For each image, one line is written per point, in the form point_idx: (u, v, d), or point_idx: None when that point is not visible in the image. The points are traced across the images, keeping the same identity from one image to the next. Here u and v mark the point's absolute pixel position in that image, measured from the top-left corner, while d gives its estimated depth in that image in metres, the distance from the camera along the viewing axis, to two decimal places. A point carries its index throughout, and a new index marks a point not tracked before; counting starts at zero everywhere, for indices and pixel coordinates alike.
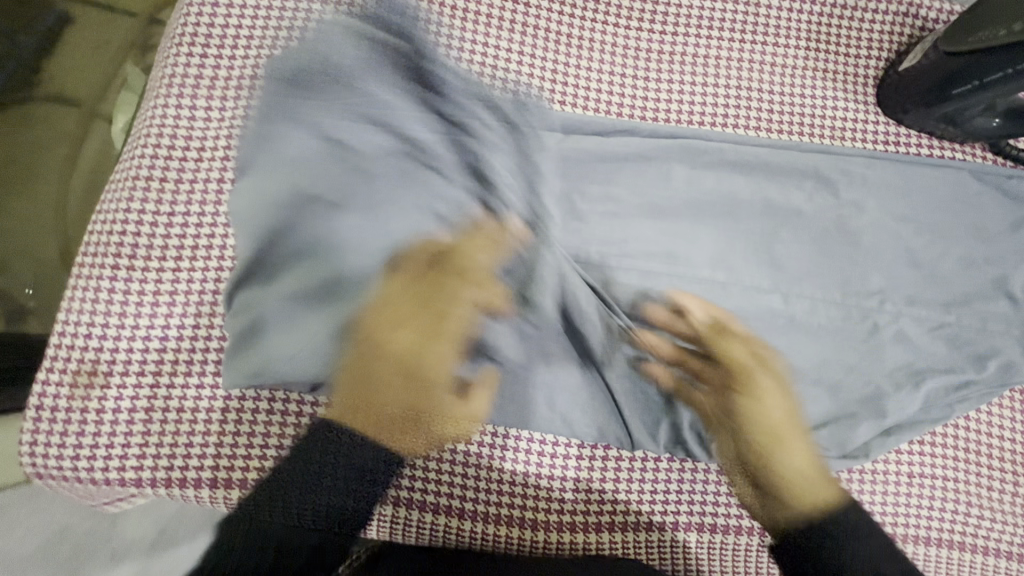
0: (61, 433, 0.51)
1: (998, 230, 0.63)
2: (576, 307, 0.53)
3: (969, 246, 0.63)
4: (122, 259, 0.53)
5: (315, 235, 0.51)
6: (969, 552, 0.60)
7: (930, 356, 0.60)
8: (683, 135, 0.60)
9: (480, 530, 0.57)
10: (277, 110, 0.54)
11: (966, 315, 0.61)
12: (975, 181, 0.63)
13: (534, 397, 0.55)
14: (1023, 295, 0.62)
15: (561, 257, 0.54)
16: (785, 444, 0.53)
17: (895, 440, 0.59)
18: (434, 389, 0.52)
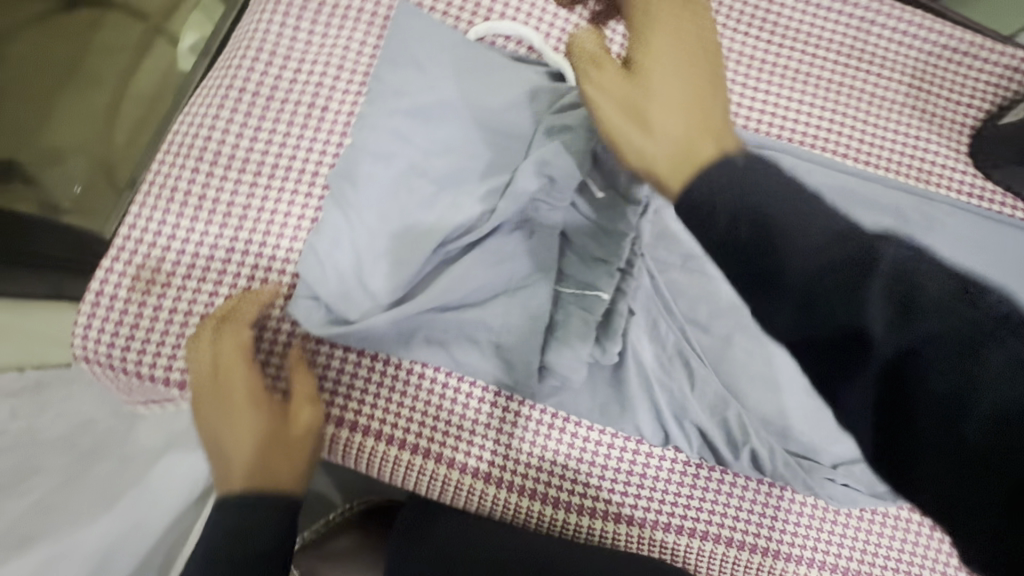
0: (116, 322, 0.51)
1: None
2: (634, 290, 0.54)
3: None
4: (203, 165, 0.54)
5: (396, 184, 0.52)
6: None
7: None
8: (770, 147, 0.60)
9: (511, 502, 0.56)
10: (388, 50, 0.54)
11: None
12: None
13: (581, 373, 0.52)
14: None
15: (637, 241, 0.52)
16: (643, 114, 0.36)
17: None
18: (472, 352, 0.53)
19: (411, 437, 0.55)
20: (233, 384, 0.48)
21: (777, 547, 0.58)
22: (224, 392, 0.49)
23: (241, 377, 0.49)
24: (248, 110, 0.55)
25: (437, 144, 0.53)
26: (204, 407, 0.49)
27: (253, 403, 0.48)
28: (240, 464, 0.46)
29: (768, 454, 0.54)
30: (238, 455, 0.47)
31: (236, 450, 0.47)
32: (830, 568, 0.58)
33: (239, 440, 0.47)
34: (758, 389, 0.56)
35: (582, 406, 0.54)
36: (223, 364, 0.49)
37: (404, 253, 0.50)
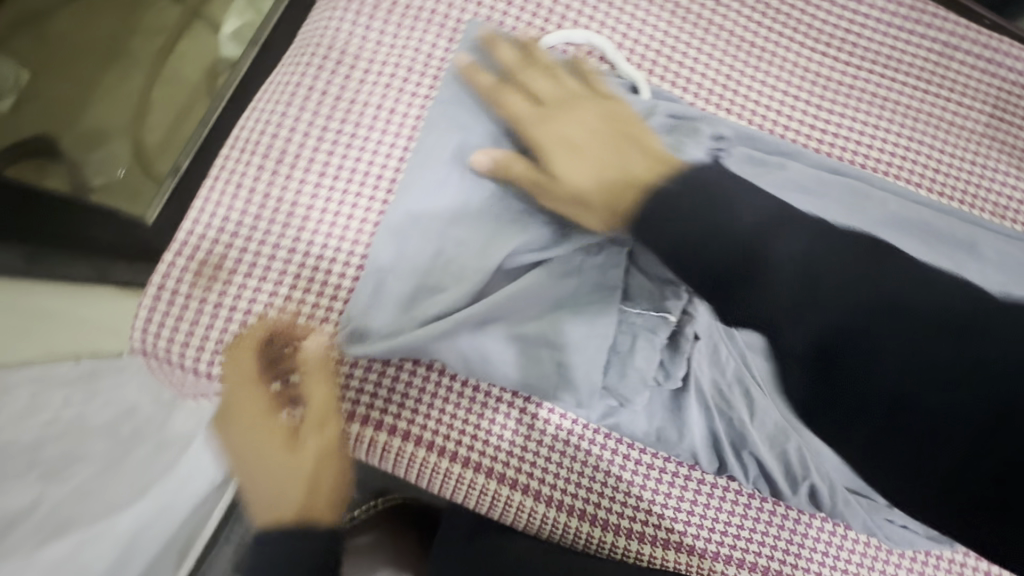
0: (177, 318, 0.51)
1: None
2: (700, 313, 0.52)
3: None
4: (269, 163, 0.53)
5: (464, 195, 0.52)
6: None
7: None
8: (844, 173, 0.58)
9: (561, 522, 0.55)
10: (464, 57, 0.53)
11: None
12: None
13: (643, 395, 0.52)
14: None
15: None
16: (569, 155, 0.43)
17: None
18: (528, 368, 0.50)
19: (462, 449, 0.53)
20: (264, 434, 0.50)
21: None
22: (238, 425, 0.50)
23: (259, 422, 0.50)
24: (317, 109, 0.54)
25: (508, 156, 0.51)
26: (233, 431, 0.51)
27: (277, 446, 0.50)
28: (276, 495, 0.49)
29: (828, 490, 0.52)
30: (270, 490, 0.50)
31: (268, 490, 0.50)
32: None
33: (269, 474, 0.50)
34: None
35: (639, 427, 0.53)
36: (251, 395, 0.50)
37: (462, 269, 0.50)
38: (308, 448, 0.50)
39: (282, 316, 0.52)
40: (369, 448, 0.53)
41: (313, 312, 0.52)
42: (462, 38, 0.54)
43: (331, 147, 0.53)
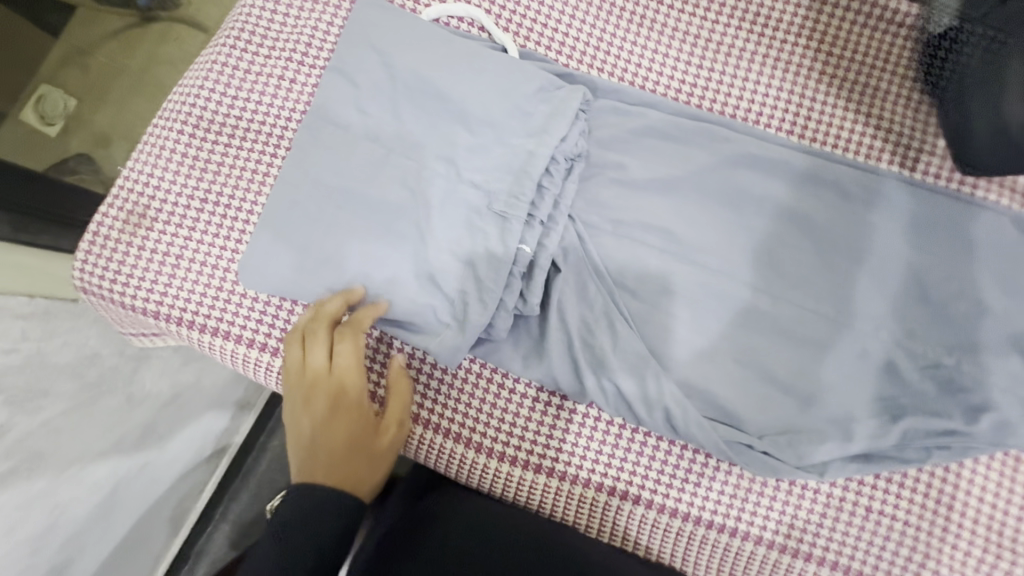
0: (108, 258, 0.60)
1: None
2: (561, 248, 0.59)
3: (993, 297, 0.58)
4: (187, 128, 0.62)
5: (343, 148, 0.58)
6: None
7: (918, 397, 0.58)
8: (707, 121, 0.62)
9: (438, 445, 0.63)
10: (352, 28, 0.60)
11: (967, 363, 0.57)
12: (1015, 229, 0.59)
13: (502, 319, 0.56)
14: None
15: (559, 201, 0.58)
16: None
17: (852, 468, 0.57)
18: (392, 298, 0.56)
19: None
20: (317, 397, 0.55)
21: (687, 510, 0.61)
22: (333, 392, 0.55)
23: (345, 381, 0.55)
24: (229, 82, 0.62)
25: (385, 114, 0.58)
26: (296, 422, 0.56)
27: (330, 405, 0.55)
28: (317, 461, 0.53)
29: (681, 414, 0.54)
30: (320, 448, 0.54)
31: (340, 413, 0.55)
32: (744, 536, 0.60)
33: (337, 419, 0.55)
34: (684, 352, 0.59)
35: (505, 355, 0.58)
36: (337, 376, 0.55)
37: (347, 223, 0.57)
38: (372, 445, 0.56)
39: (194, 257, 0.60)
40: (264, 370, 0.61)
41: (220, 254, 0.60)
42: (355, 10, 0.60)
43: (240, 115, 0.62)
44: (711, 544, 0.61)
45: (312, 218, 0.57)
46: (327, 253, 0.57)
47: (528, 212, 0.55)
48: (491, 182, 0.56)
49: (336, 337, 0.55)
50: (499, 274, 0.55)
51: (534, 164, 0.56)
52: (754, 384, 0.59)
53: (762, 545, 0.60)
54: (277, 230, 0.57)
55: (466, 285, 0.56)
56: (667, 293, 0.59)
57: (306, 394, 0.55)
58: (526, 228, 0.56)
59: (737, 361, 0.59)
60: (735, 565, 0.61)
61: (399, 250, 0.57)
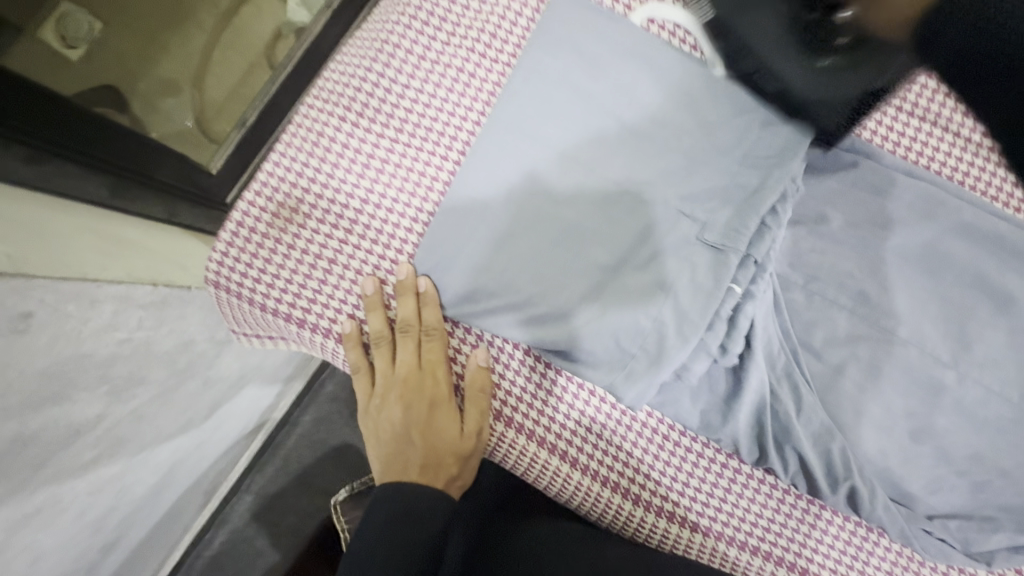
0: (251, 255, 0.53)
1: None
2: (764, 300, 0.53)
3: None
4: (349, 116, 0.55)
5: (533, 163, 0.52)
6: None
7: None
8: (919, 179, 0.57)
9: (592, 492, 0.57)
10: (559, 28, 0.55)
11: None
12: None
13: (696, 364, 0.50)
14: None
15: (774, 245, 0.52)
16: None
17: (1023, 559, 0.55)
18: (573, 327, 0.50)
19: (507, 409, 0.55)
20: (406, 395, 0.53)
21: None
22: (416, 389, 0.53)
23: (431, 378, 0.53)
24: (401, 71, 0.56)
25: (580, 129, 0.52)
26: (377, 420, 0.54)
27: (419, 403, 0.53)
28: (406, 463, 0.53)
29: (869, 495, 0.52)
30: (409, 447, 0.53)
31: (424, 414, 0.53)
32: None
33: (427, 419, 0.53)
34: (860, 423, 0.56)
35: (684, 411, 0.54)
36: (423, 374, 0.53)
37: (535, 246, 0.51)
38: (461, 445, 0.53)
39: (347, 263, 0.54)
40: None
41: (378, 264, 0.54)
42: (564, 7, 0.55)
43: (411, 109, 0.56)
44: None
45: (486, 237, 0.52)
46: (504, 272, 0.51)
47: (744, 252, 0.49)
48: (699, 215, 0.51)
49: (422, 334, 0.53)
50: (702, 314, 0.49)
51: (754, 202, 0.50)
52: (928, 463, 0.56)
53: None
54: (454, 246, 0.52)
55: (663, 325, 0.49)
56: (853, 359, 0.56)
57: (392, 393, 0.53)
58: (739, 268, 0.50)
59: (913, 436, 0.56)
60: None
61: (575, 278, 0.51)
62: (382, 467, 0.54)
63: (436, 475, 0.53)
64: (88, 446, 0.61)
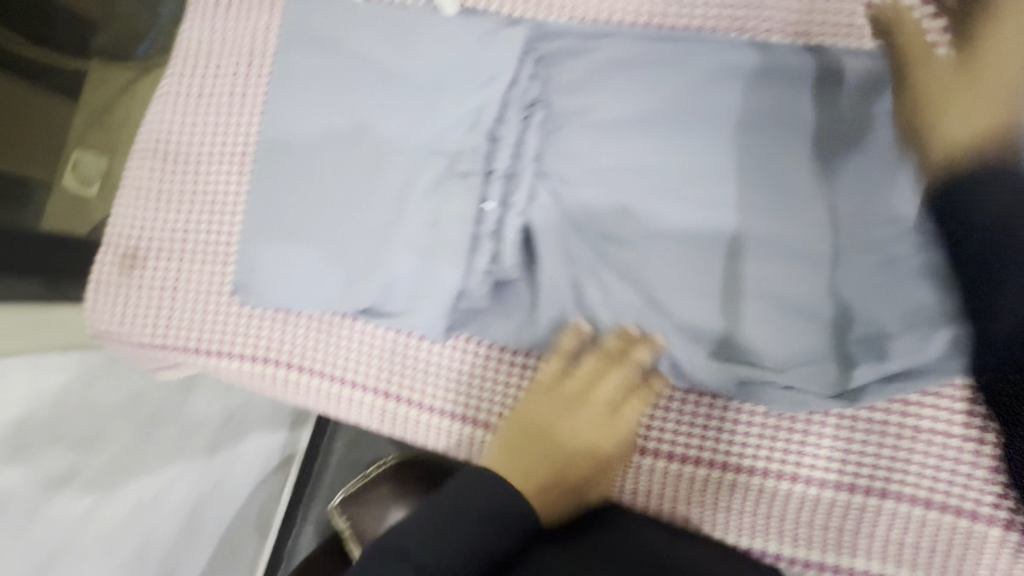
0: (120, 302, 0.64)
1: None
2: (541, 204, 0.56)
3: None
4: (157, 163, 0.63)
5: (299, 152, 0.57)
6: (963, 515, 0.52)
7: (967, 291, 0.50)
8: (676, 37, 0.55)
9: (443, 428, 0.60)
10: (292, 22, 0.58)
11: None
12: None
13: (474, 282, 0.54)
14: None
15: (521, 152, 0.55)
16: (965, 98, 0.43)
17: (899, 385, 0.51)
18: (366, 283, 0.55)
19: (350, 374, 0.61)
20: (585, 417, 0.54)
21: (711, 457, 0.57)
22: (609, 414, 0.54)
23: (627, 406, 0.54)
24: (188, 111, 0.62)
25: (332, 107, 0.57)
26: (522, 420, 0.54)
27: (595, 428, 0.54)
28: (537, 467, 0.52)
29: (688, 357, 0.54)
30: (529, 458, 0.52)
31: (581, 429, 0.53)
32: (775, 476, 0.55)
33: (596, 437, 0.54)
34: (684, 296, 0.54)
35: (497, 329, 0.57)
36: (621, 404, 0.54)
37: (319, 223, 0.56)
38: (603, 461, 0.54)
39: (188, 288, 0.62)
40: (269, 380, 0.62)
41: (210, 280, 0.61)
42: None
43: (203, 141, 0.62)
44: (743, 491, 0.56)
45: (277, 231, 0.57)
46: (298, 250, 0.57)
47: (484, 168, 0.53)
48: (446, 144, 0.54)
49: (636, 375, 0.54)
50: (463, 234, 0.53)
51: (483, 118, 0.53)
52: (772, 317, 0.53)
53: (805, 485, 0.55)
54: (255, 244, 0.58)
55: (438, 260, 0.53)
56: (659, 236, 0.55)
57: (573, 411, 0.54)
58: (487, 184, 0.54)
59: (750, 293, 0.53)
60: (776, 511, 0.56)
61: (357, 242, 0.55)
62: (507, 463, 0.52)
63: (551, 483, 0.52)
64: (78, 495, 0.74)
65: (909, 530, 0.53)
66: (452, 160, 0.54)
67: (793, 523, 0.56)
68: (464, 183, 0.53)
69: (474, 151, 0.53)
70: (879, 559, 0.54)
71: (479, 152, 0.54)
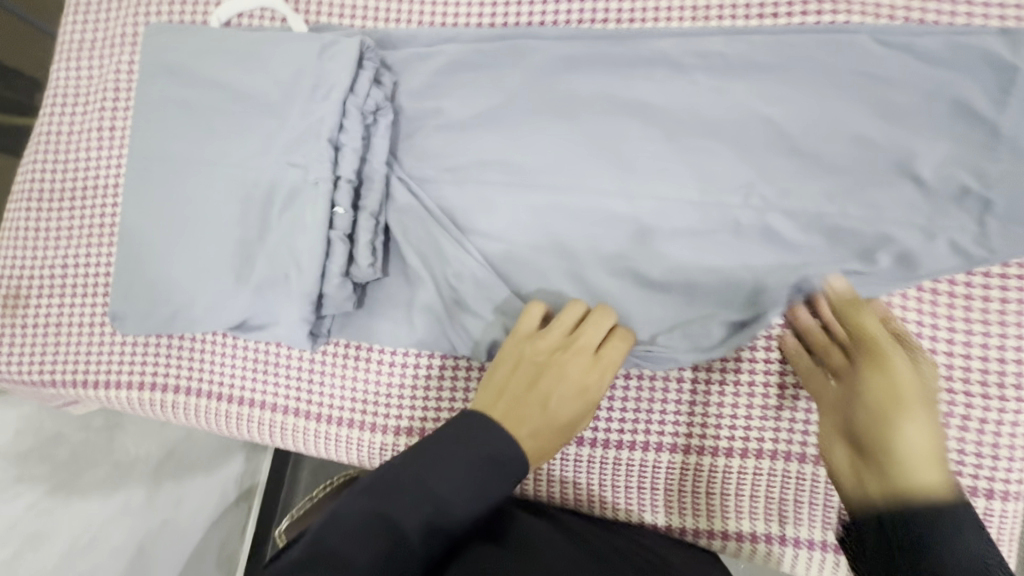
0: (2, 344, 0.63)
1: (903, 105, 0.51)
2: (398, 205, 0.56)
3: (863, 128, 0.51)
4: (33, 203, 0.63)
5: (165, 180, 0.59)
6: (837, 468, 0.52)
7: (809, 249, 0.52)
8: (516, 37, 0.58)
9: (334, 435, 0.60)
10: (151, 56, 0.60)
11: (851, 206, 0.51)
12: (873, 45, 0.52)
13: (337, 288, 0.54)
14: (935, 178, 0.50)
15: (370, 154, 0.55)
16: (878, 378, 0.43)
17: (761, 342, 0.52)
18: (238, 299, 0.56)
19: (237, 390, 0.61)
20: (572, 364, 0.50)
21: (596, 435, 0.58)
22: (587, 364, 0.50)
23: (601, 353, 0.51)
24: (60, 150, 0.63)
25: (192, 133, 0.58)
26: (505, 364, 0.51)
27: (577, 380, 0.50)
28: (525, 413, 0.48)
29: None
30: (567, 413, 0.49)
31: (569, 375, 0.49)
32: (655, 448, 0.57)
33: (580, 388, 0.49)
34: (547, 281, 0.56)
35: (374, 332, 0.58)
36: (595, 350, 0.50)
37: (188, 246, 0.58)
38: (591, 405, 0.50)
39: (68, 322, 0.62)
40: (160, 408, 0.62)
41: (90, 312, 0.61)
42: (156, 33, 0.61)
43: (76, 176, 0.63)
44: (628, 466, 0.58)
45: (145, 258, 0.58)
46: (167, 274, 0.58)
47: (331, 176, 0.53)
48: (298, 157, 0.55)
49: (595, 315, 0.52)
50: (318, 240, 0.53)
51: (328, 126, 0.54)
52: (630, 291, 0.55)
53: (686, 454, 0.56)
54: (130, 272, 0.59)
55: (299, 267, 0.54)
56: (519, 226, 0.57)
57: (550, 358, 0.50)
58: (336, 190, 0.54)
59: (609, 271, 0.55)
60: (663, 483, 0.57)
61: (224, 260, 0.57)
62: (493, 403, 0.49)
63: (545, 430, 0.49)
64: None
65: (788, 486, 0.54)
66: (306, 169, 0.55)
67: (679, 494, 0.57)
68: (316, 188, 0.53)
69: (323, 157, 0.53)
70: (762, 521, 0.55)
71: (329, 157, 0.54)
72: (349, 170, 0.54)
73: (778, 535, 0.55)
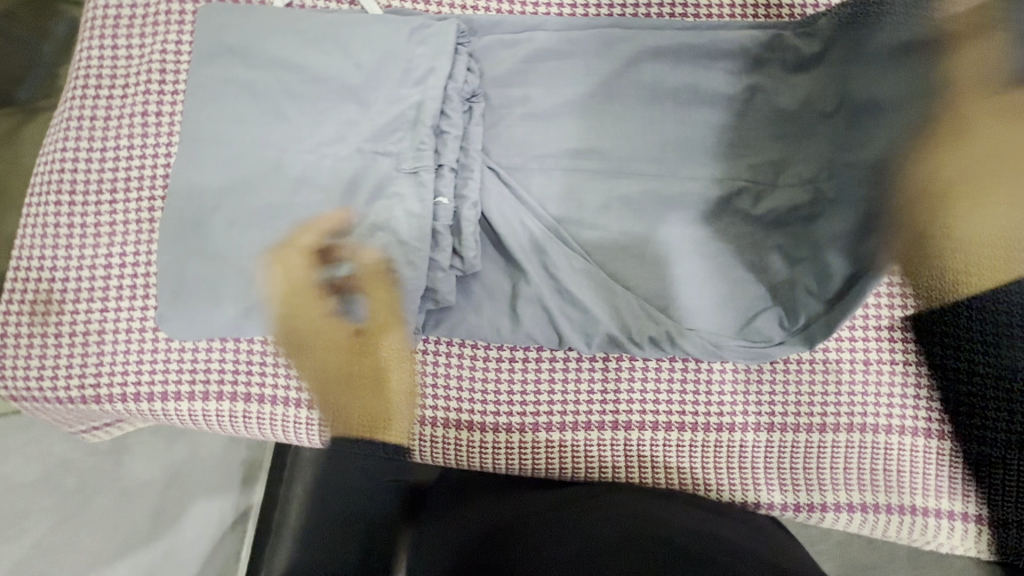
0: (29, 358, 0.56)
1: None
2: (498, 196, 0.55)
3: None
4: (65, 196, 0.57)
5: (223, 164, 0.53)
6: (907, 434, 0.57)
7: None
8: (599, 27, 0.58)
9: (419, 433, 0.62)
10: (205, 33, 0.55)
11: None
12: None
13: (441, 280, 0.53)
14: None
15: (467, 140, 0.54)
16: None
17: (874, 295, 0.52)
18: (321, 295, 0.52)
19: (313, 394, 0.60)
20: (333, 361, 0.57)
21: (682, 420, 0.60)
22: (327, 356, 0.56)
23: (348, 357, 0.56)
24: (95, 137, 0.57)
25: (258, 116, 0.54)
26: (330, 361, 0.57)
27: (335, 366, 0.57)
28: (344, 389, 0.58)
29: (666, 334, 0.53)
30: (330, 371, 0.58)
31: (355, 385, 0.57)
32: (741, 428, 0.60)
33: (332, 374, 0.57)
34: (643, 267, 0.55)
35: (472, 325, 0.57)
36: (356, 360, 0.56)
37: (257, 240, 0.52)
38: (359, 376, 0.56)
39: (119, 327, 0.56)
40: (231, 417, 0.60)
41: (144, 315, 0.56)
42: (211, 10, 0.56)
43: (118, 166, 0.57)
44: (713, 446, 0.60)
45: (202, 252, 0.52)
46: (221, 269, 0.52)
47: (433, 164, 0.51)
48: (388, 145, 0.53)
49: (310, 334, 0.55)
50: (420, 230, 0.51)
51: (423, 113, 0.52)
52: (725, 275, 0.56)
53: (772, 431, 0.60)
54: (184, 273, 0.53)
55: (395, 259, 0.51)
56: (611, 214, 0.56)
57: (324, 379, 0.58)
58: (438, 180, 0.52)
59: (702, 257, 0.56)
60: (749, 460, 0.60)
61: (301, 254, 0.52)
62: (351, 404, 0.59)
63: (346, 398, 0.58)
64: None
65: (857, 455, 0.59)
66: (398, 157, 0.52)
67: (762, 468, 0.60)
68: (413, 178, 0.52)
69: (420, 144, 0.52)
70: (856, 490, 0.59)
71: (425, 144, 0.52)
72: (450, 156, 0.52)
73: (871, 501, 0.59)
